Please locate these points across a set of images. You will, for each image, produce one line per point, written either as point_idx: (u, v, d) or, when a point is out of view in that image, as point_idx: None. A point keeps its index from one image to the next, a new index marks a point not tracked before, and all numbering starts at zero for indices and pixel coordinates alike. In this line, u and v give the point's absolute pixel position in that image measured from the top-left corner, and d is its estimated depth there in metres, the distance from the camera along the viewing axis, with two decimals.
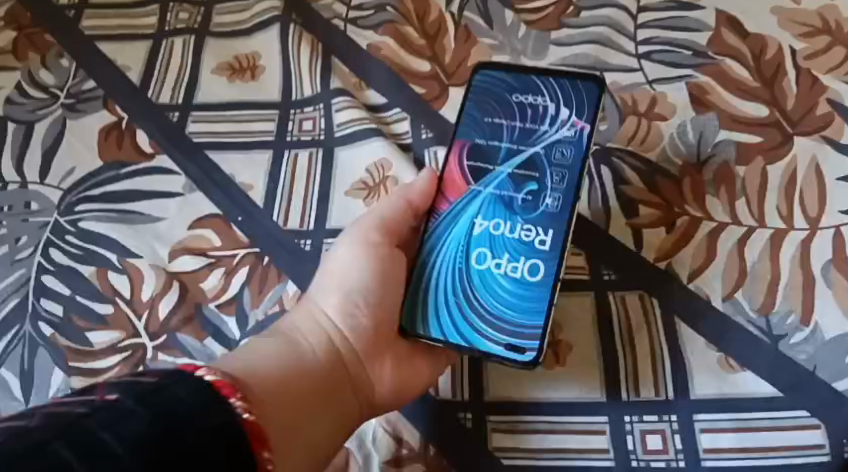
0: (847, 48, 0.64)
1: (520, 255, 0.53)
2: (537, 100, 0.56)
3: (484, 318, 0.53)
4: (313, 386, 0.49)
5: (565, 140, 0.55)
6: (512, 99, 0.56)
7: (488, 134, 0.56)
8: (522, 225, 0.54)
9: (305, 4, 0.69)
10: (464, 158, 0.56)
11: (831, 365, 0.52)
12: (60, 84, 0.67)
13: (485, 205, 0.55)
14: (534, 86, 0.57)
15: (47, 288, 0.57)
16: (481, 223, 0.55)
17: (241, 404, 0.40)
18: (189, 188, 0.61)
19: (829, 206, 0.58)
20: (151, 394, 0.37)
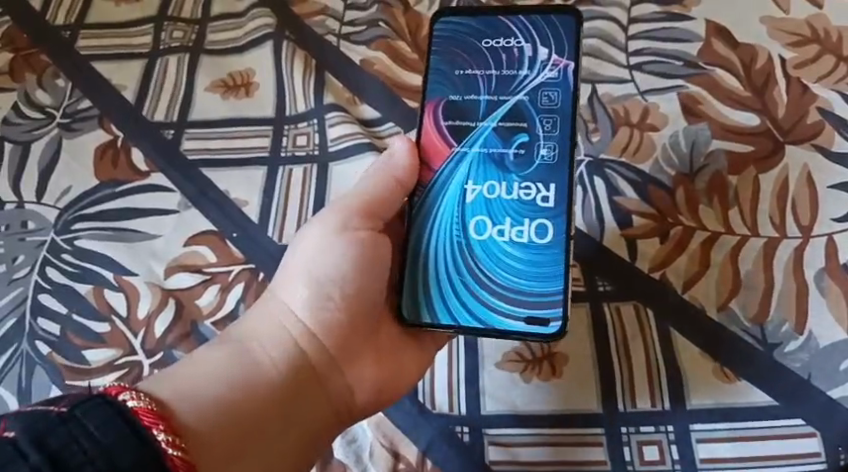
0: (836, 57, 0.64)
1: (523, 217, 0.53)
2: (510, 42, 0.55)
3: (493, 291, 0.52)
4: (280, 393, 0.47)
5: (551, 82, 0.54)
6: (483, 45, 0.55)
7: (464, 90, 0.55)
8: (520, 183, 0.53)
9: (298, 21, 0.70)
10: (440, 119, 0.54)
11: (826, 373, 0.52)
12: (56, 104, 0.68)
13: (475, 168, 0.54)
14: (503, 27, 0.56)
15: (44, 307, 0.58)
16: (473, 189, 0.53)
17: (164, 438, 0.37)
18: (184, 205, 0.62)
19: (822, 214, 0.58)
20: (101, 419, 0.35)
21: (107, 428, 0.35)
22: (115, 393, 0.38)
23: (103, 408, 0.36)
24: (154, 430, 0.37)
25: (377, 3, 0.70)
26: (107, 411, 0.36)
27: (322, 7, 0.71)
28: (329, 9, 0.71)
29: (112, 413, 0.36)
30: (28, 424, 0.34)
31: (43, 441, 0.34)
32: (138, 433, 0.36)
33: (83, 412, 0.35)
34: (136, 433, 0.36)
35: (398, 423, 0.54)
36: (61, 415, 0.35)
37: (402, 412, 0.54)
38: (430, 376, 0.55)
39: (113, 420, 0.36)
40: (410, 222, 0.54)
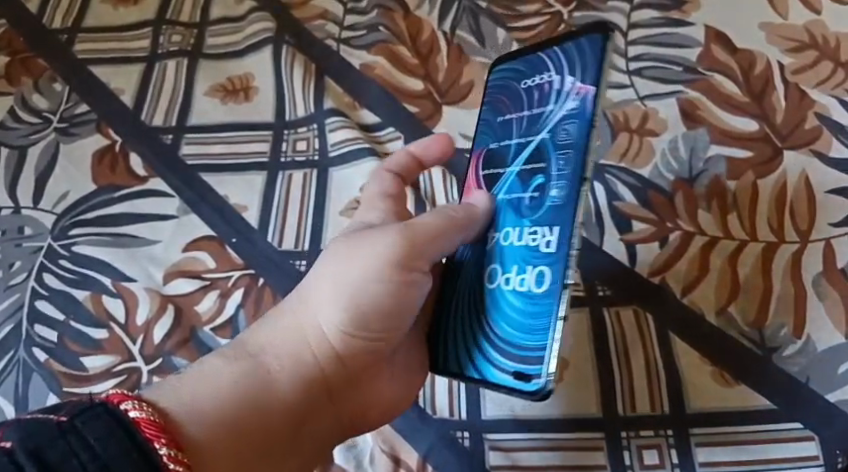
0: (834, 63, 0.65)
1: (527, 264, 0.48)
2: (543, 79, 0.52)
3: (495, 345, 0.48)
4: (293, 406, 0.45)
5: (572, 114, 0.49)
6: (522, 85, 0.53)
7: (500, 135, 0.53)
8: (529, 230, 0.48)
9: (298, 26, 0.70)
10: (479, 167, 0.54)
11: (824, 378, 0.53)
12: (53, 108, 0.67)
13: (498, 214, 0.51)
14: (540, 65, 0.53)
15: (41, 313, 0.57)
16: (494, 236, 0.50)
17: (167, 451, 0.35)
18: (184, 210, 0.61)
19: (819, 219, 0.58)
20: (101, 431, 0.34)
21: (108, 441, 0.33)
22: (117, 400, 0.36)
23: (103, 419, 0.34)
24: (155, 443, 0.35)
25: (376, 7, 0.71)
26: (108, 423, 0.34)
27: (322, 10, 0.71)
28: (329, 13, 0.71)
29: (113, 426, 0.34)
30: (24, 435, 0.33)
31: (39, 454, 0.32)
32: (138, 447, 0.34)
33: (83, 423, 0.34)
34: (137, 448, 0.34)
35: (397, 428, 0.54)
36: (60, 427, 0.33)
37: (400, 417, 0.54)
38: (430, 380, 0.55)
39: (115, 432, 0.34)
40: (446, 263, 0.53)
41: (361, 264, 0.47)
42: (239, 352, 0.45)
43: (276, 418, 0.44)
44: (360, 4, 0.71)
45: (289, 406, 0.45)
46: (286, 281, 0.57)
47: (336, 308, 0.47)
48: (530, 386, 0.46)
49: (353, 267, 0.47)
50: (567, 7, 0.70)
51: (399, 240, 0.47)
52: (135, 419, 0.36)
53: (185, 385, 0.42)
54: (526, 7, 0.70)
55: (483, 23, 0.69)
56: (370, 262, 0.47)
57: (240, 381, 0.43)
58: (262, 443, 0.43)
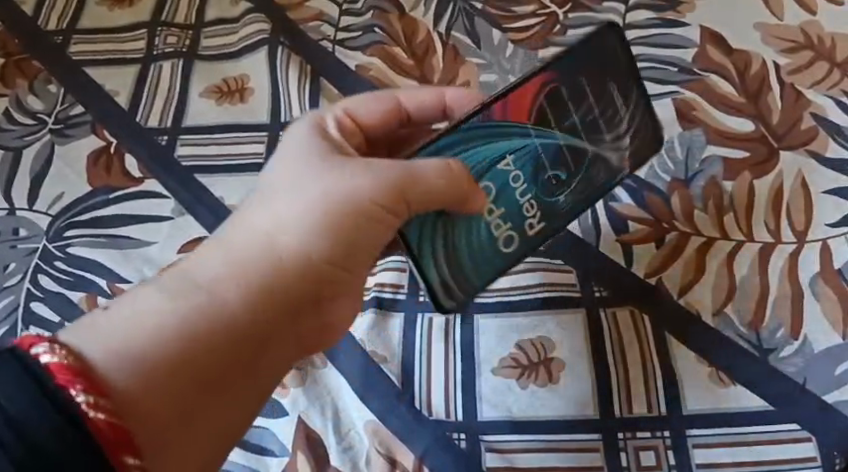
0: (829, 64, 0.65)
1: (507, 217, 0.49)
2: (622, 106, 0.51)
3: (444, 247, 0.48)
4: (250, 327, 0.38)
5: (607, 169, 0.53)
6: (611, 84, 0.50)
7: (574, 95, 0.49)
8: (532, 197, 0.50)
9: (293, 27, 0.70)
10: (542, 94, 0.48)
11: (821, 378, 0.53)
12: (48, 110, 0.67)
13: (523, 154, 0.49)
14: (630, 84, 0.51)
15: (36, 315, 0.57)
16: (508, 163, 0.48)
17: (84, 398, 0.32)
18: (179, 211, 0.61)
19: (816, 219, 0.58)
20: (7, 380, 0.31)
21: (14, 390, 0.31)
22: (27, 345, 0.33)
23: (8, 367, 0.31)
24: (70, 390, 0.32)
25: (372, 9, 0.71)
26: (15, 369, 0.31)
27: (317, 12, 0.71)
28: (325, 15, 0.71)
29: (19, 372, 0.31)
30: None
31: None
32: (49, 392, 0.31)
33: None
34: (47, 393, 0.31)
35: (393, 430, 0.53)
36: None
37: (396, 418, 0.53)
38: (426, 380, 0.54)
39: (21, 379, 0.31)
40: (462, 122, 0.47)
41: (343, 190, 0.42)
42: (183, 281, 0.38)
43: (229, 350, 0.37)
44: (355, 5, 0.72)
45: (242, 331, 0.38)
46: None
47: (300, 225, 0.41)
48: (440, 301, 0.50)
49: (313, 181, 0.42)
50: (562, 8, 0.70)
51: (391, 172, 0.43)
52: (46, 366, 0.32)
53: (112, 323, 0.36)
54: (520, 7, 0.71)
55: (479, 24, 0.70)
56: (337, 186, 0.42)
57: (180, 312, 0.37)
58: (212, 381, 0.37)
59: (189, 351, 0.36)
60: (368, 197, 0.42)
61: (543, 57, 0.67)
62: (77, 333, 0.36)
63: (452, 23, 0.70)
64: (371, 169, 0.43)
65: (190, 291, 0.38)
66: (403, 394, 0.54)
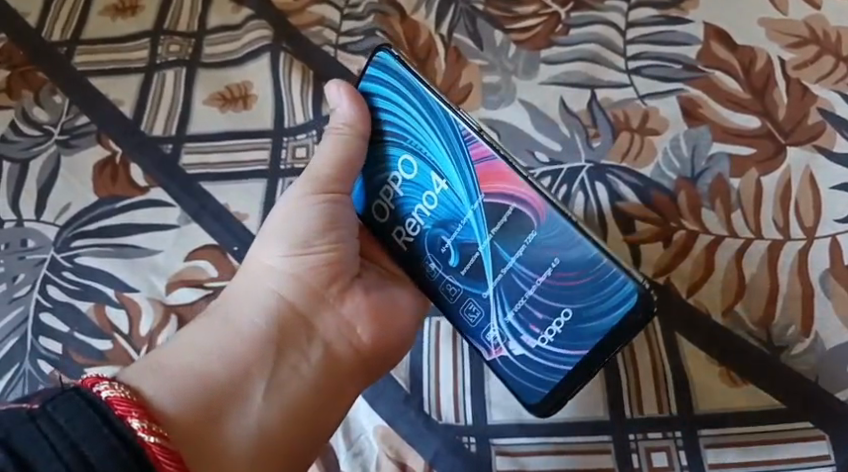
0: (835, 58, 0.64)
1: (403, 195, 0.51)
2: (562, 310, 0.47)
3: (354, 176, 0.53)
4: (264, 350, 0.48)
5: (512, 300, 0.49)
6: (563, 307, 0.47)
7: (531, 258, 0.48)
8: (418, 209, 0.51)
9: (295, 32, 0.70)
10: (510, 202, 0.48)
11: (834, 376, 0.52)
12: (54, 121, 0.67)
13: (441, 194, 0.50)
14: (576, 332, 0.47)
15: (47, 326, 0.57)
16: (435, 185, 0.50)
17: (139, 424, 0.38)
18: (185, 220, 0.61)
19: (825, 215, 0.58)
20: (73, 412, 0.36)
21: (78, 420, 0.36)
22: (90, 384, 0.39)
23: (73, 401, 0.37)
24: (128, 418, 0.38)
25: (373, 12, 0.71)
26: (78, 402, 0.37)
27: (319, 17, 0.71)
28: (326, 20, 0.71)
29: (82, 405, 0.37)
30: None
31: (11, 439, 0.34)
32: (110, 422, 0.37)
33: (54, 408, 0.36)
34: (108, 423, 0.36)
35: (403, 434, 0.53)
36: (29, 411, 0.36)
37: (406, 423, 0.53)
38: (436, 384, 0.54)
39: (85, 411, 0.36)
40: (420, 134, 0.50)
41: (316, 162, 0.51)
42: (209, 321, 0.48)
43: (252, 369, 0.46)
44: (356, 9, 0.71)
45: (258, 354, 0.47)
46: None
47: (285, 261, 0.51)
48: (386, 77, 0.51)
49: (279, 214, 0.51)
50: (564, 7, 0.70)
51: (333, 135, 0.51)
52: (107, 399, 0.38)
53: (161, 360, 0.45)
54: (522, 8, 0.71)
55: (481, 25, 0.70)
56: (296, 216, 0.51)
57: (215, 344, 0.47)
58: (241, 396, 0.45)
59: (230, 372, 0.46)
60: (303, 193, 0.51)
61: (546, 58, 0.68)
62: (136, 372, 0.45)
63: (454, 25, 0.70)
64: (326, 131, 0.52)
65: (214, 329, 0.48)
66: (412, 399, 0.54)
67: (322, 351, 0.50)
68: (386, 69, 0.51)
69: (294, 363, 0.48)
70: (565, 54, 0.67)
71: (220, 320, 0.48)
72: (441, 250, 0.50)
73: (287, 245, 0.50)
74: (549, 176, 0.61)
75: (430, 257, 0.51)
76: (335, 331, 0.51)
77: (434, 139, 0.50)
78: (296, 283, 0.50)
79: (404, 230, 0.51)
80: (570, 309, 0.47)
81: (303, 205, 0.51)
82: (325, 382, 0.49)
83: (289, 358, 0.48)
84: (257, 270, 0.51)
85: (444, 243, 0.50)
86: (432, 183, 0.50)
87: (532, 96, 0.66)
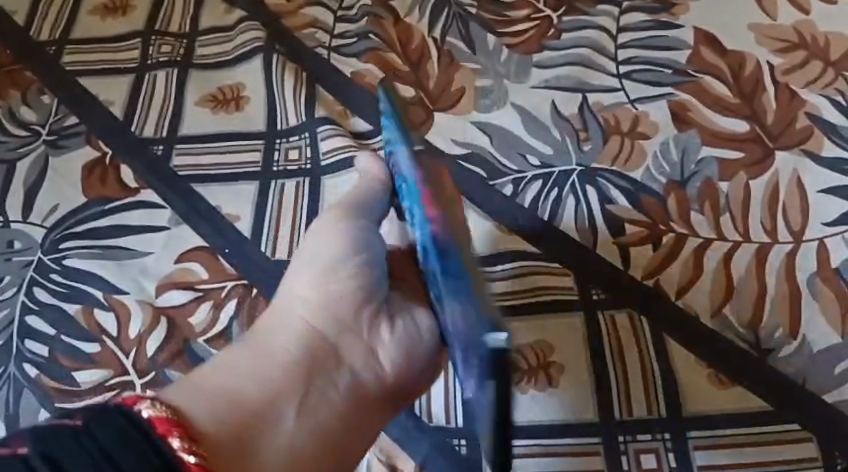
0: (823, 63, 0.65)
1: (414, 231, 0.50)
2: (471, 359, 0.42)
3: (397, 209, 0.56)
4: (295, 371, 0.48)
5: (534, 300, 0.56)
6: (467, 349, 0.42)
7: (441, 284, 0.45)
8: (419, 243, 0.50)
9: (288, 35, 0.71)
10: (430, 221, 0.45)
11: (820, 378, 0.53)
12: (42, 121, 0.67)
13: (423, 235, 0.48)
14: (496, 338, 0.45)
15: (33, 328, 0.57)
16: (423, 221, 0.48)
17: (180, 443, 0.37)
18: (175, 221, 0.61)
19: (812, 218, 0.58)
20: (114, 431, 0.35)
21: (120, 437, 0.35)
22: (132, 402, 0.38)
23: (115, 419, 0.36)
24: (169, 438, 0.37)
25: (366, 15, 0.72)
26: (120, 421, 0.36)
27: (312, 19, 0.72)
28: (320, 22, 0.72)
29: (124, 423, 0.36)
30: (38, 439, 0.34)
31: (55, 456, 0.33)
32: (152, 441, 0.36)
33: (96, 425, 0.35)
34: (150, 441, 0.36)
35: (393, 437, 0.53)
36: (73, 429, 0.35)
37: (395, 426, 0.53)
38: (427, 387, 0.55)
39: (126, 431, 0.36)
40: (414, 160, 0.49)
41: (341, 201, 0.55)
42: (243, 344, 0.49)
43: (283, 392, 0.47)
44: (350, 12, 0.72)
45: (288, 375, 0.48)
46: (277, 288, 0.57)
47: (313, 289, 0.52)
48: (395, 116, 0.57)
49: (308, 243, 0.53)
50: (555, 12, 0.71)
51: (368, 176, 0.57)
52: (149, 418, 0.38)
53: (196, 380, 0.45)
54: (514, 12, 0.71)
55: (473, 28, 0.71)
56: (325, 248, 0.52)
57: (247, 365, 0.47)
58: (273, 416, 0.46)
59: (261, 391, 0.46)
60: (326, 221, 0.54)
61: (538, 61, 0.68)
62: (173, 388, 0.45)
63: (446, 28, 0.71)
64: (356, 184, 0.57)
65: (244, 356, 0.48)
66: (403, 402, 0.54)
67: (349, 378, 0.50)
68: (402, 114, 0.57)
69: (324, 388, 0.48)
70: (556, 58, 0.68)
71: (252, 349, 0.48)
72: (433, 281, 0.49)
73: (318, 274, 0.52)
74: (540, 179, 0.62)
75: (434, 292, 0.51)
76: (363, 360, 0.51)
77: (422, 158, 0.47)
78: (325, 312, 0.51)
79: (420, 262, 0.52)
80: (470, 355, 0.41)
81: (327, 231, 0.53)
82: (355, 409, 0.49)
83: (317, 383, 0.48)
84: (288, 306, 0.52)
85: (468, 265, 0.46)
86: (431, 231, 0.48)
87: (523, 99, 0.66)
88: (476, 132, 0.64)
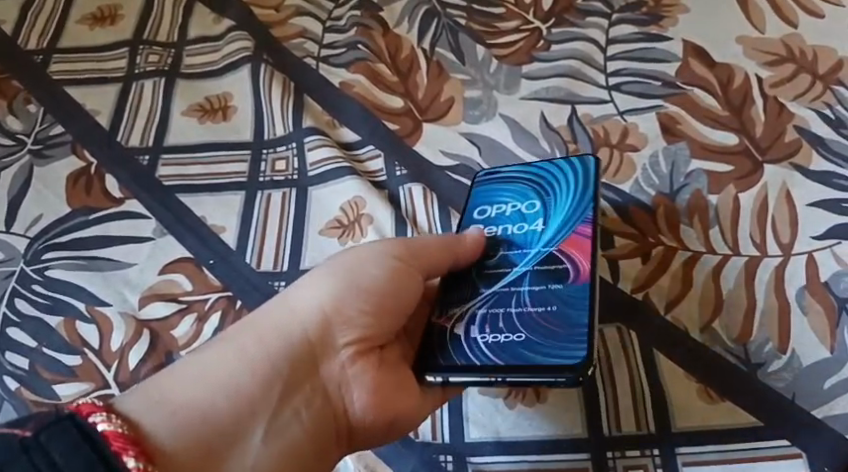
0: (812, 76, 0.65)
1: (520, 221, 0.54)
2: (507, 337, 0.48)
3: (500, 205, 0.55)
4: (255, 398, 0.44)
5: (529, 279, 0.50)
6: (505, 333, 0.48)
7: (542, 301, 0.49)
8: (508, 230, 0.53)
9: (277, 45, 0.70)
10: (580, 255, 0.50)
11: (811, 393, 0.52)
12: (27, 130, 0.66)
13: (526, 240, 0.53)
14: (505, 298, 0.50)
15: (13, 341, 0.56)
16: (513, 211, 0.55)
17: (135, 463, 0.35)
18: (160, 232, 0.61)
19: (801, 232, 0.58)
20: (66, 446, 0.33)
21: (72, 455, 0.33)
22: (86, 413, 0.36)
23: (69, 432, 0.34)
24: (124, 456, 0.35)
25: (355, 25, 0.71)
26: (73, 436, 0.34)
27: (300, 29, 0.72)
28: (308, 32, 0.71)
29: (78, 437, 0.34)
30: None
31: None
32: (103, 456, 0.34)
33: (48, 438, 0.34)
34: (99, 454, 0.34)
35: (379, 453, 0.52)
36: (24, 442, 0.33)
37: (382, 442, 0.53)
38: None
39: (79, 446, 0.34)
40: (542, 193, 0.55)
41: (366, 264, 0.50)
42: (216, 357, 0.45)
43: (256, 407, 0.44)
44: (338, 22, 0.72)
45: (247, 402, 0.44)
46: (262, 301, 0.56)
47: (325, 300, 0.49)
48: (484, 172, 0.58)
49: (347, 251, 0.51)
50: (545, 23, 0.71)
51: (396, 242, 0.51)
52: (103, 433, 0.35)
53: (164, 392, 0.43)
54: (504, 24, 0.71)
55: (462, 39, 0.70)
56: (352, 263, 0.50)
57: (219, 378, 0.44)
58: (230, 448, 0.42)
59: (231, 411, 0.43)
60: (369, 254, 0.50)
61: (527, 73, 0.68)
62: (133, 405, 0.41)
63: (436, 39, 0.70)
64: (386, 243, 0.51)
65: (228, 361, 0.45)
66: None
67: (326, 400, 0.47)
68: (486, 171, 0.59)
69: (298, 407, 0.46)
70: (546, 70, 0.68)
71: (233, 350, 0.46)
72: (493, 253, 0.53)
73: (337, 287, 0.49)
74: None
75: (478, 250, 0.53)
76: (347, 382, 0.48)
77: (559, 193, 0.54)
78: (325, 325, 0.48)
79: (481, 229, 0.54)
80: (523, 337, 0.48)
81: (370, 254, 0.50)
82: (323, 434, 0.47)
83: (293, 401, 0.46)
84: (297, 305, 0.49)
85: (497, 250, 0.53)
86: (534, 221, 0.54)
87: (511, 110, 0.66)
88: (465, 143, 0.64)
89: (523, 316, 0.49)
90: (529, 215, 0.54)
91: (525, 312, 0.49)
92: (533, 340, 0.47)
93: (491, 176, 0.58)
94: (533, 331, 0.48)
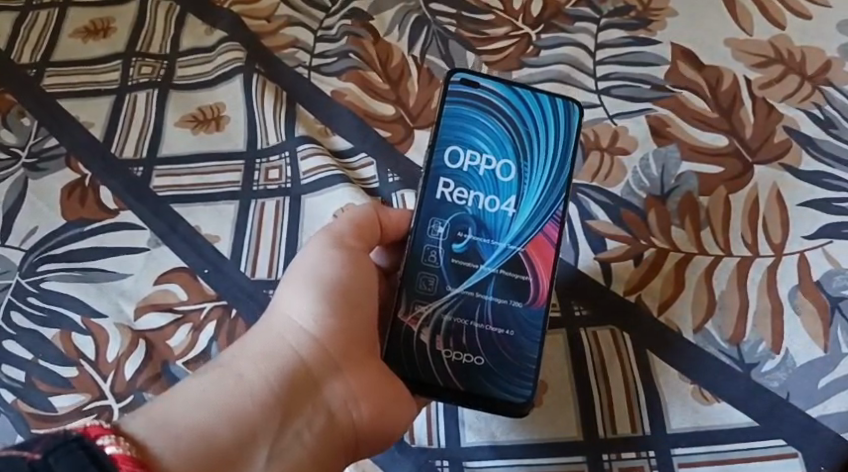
0: (800, 77, 0.66)
1: (492, 191, 0.55)
2: (470, 358, 0.52)
3: (474, 155, 0.55)
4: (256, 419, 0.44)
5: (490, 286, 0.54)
6: (468, 353, 0.52)
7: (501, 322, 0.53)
8: (478, 202, 0.55)
9: (269, 55, 0.71)
10: (543, 268, 0.54)
11: (804, 393, 0.52)
12: (21, 144, 0.67)
13: (496, 227, 0.55)
14: (473, 309, 0.53)
15: (9, 353, 0.56)
16: (486, 172, 0.55)
17: None
18: (154, 242, 0.61)
19: (792, 232, 0.58)
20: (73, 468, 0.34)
21: None
22: (95, 435, 0.36)
23: (77, 454, 0.34)
24: None
25: (346, 34, 0.71)
26: (80, 457, 0.34)
27: (292, 39, 0.72)
28: (300, 41, 0.71)
29: (85, 461, 0.34)
30: None
31: None
32: None
33: (57, 460, 0.34)
34: None
35: (374, 459, 0.52)
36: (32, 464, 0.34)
37: None
38: None
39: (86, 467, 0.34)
40: (518, 155, 0.56)
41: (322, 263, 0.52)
42: (211, 379, 0.45)
43: (258, 429, 0.44)
44: (329, 31, 0.72)
45: (249, 423, 0.44)
46: (258, 311, 0.57)
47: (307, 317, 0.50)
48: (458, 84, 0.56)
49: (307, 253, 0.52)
50: (534, 29, 0.71)
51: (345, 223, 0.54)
52: (112, 456, 0.36)
53: (165, 417, 0.42)
54: (494, 30, 0.71)
55: (453, 47, 0.71)
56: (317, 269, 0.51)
57: (219, 401, 0.44)
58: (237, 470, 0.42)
59: (235, 433, 0.43)
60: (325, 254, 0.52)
61: (517, 78, 0.68)
62: (136, 429, 0.41)
63: (426, 46, 0.71)
64: (335, 237, 0.53)
65: (225, 384, 0.45)
66: None
67: (326, 418, 0.48)
68: (462, 82, 0.56)
69: (299, 428, 0.46)
70: (536, 75, 0.68)
71: (230, 374, 0.46)
72: (458, 231, 0.54)
73: (316, 301, 0.50)
74: None
75: (444, 221, 0.54)
76: (341, 400, 0.49)
77: (535, 159, 0.55)
78: (312, 343, 0.49)
79: (447, 186, 0.55)
80: (483, 361, 0.52)
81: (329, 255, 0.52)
82: (323, 452, 0.47)
83: (294, 423, 0.46)
84: (280, 326, 0.49)
85: (464, 232, 0.54)
86: (506, 196, 0.55)
87: None
88: None
89: (483, 332, 0.53)
90: (502, 186, 0.55)
91: (487, 330, 0.53)
92: (492, 368, 0.52)
93: (467, 99, 0.56)
94: (490, 355, 0.53)
